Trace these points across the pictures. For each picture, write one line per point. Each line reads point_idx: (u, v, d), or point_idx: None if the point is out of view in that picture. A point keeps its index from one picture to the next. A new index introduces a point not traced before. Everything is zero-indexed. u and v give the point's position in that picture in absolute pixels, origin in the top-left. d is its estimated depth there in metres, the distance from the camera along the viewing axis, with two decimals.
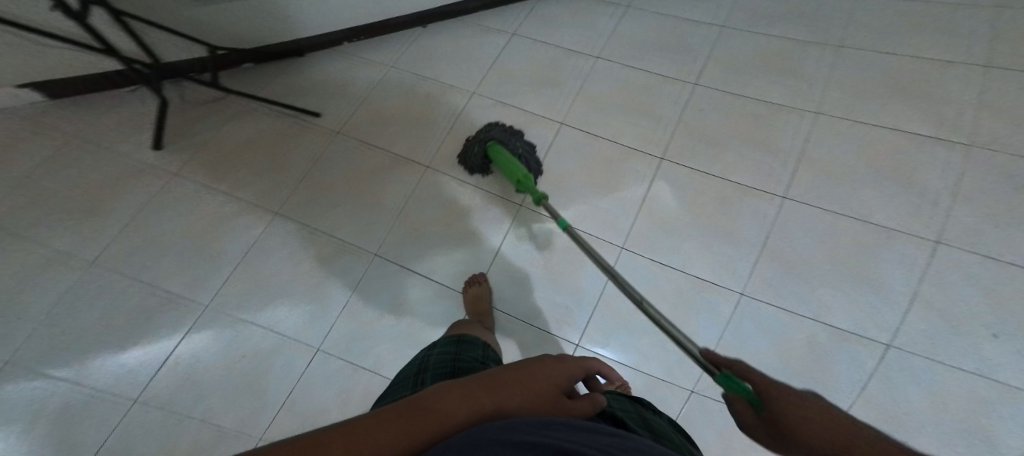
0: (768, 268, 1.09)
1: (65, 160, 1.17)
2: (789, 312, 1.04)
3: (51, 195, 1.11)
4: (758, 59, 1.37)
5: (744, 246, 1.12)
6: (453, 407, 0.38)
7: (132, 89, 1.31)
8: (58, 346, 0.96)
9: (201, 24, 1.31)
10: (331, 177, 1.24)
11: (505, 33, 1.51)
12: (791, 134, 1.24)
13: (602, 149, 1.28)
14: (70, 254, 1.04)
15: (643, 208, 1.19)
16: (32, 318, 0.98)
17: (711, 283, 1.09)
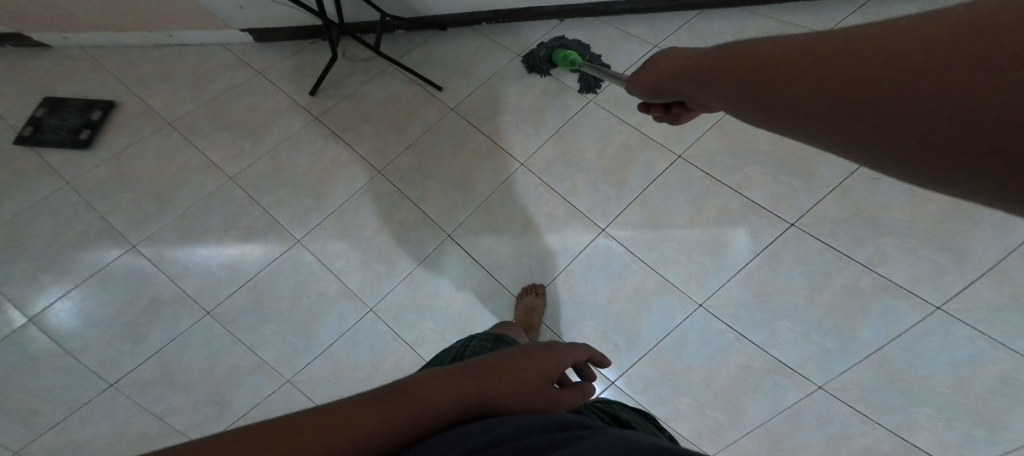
0: (867, 374, 0.90)
1: (245, 90, 1.39)
2: (865, 416, 0.88)
3: (222, 115, 1.33)
4: None
5: (852, 347, 0.92)
6: (427, 397, 0.39)
7: (313, 40, 1.51)
8: (178, 242, 1.14)
9: None
10: (436, 151, 1.28)
11: (649, 45, 1.39)
12: (996, 242, 0.91)
13: (720, 193, 1.10)
14: (217, 167, 1.24)
15: (741, 272, 1.02)
16: (168, 213, 1.17)
17: (787, 367, 0.94)
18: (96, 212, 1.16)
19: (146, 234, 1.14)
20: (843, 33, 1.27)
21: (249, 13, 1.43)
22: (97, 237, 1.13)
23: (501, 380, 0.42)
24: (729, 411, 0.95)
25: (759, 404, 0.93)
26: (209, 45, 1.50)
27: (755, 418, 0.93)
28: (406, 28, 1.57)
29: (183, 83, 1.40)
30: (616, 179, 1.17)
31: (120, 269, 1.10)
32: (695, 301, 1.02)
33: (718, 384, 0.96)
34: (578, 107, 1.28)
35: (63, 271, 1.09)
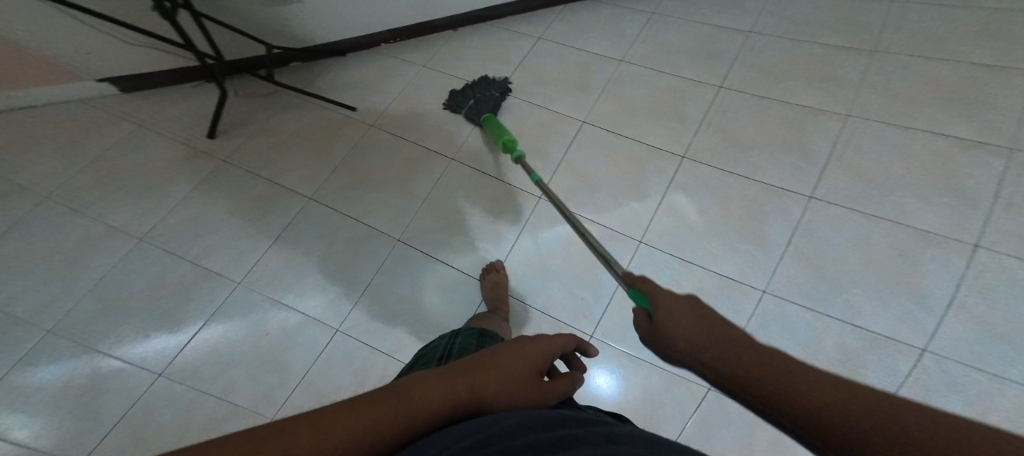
0: (794, 269, 1.05)
1: (134, 145, 1.29)
2: (815, 312, 1.00)
3: (112, 175, 1.22)
4: (783, 64, 1.36)
5: (771, 249, 1.08)
6: (425, 395, 0.38)
7: (194, 83, 1.45)
8: (104, 312, 1.03)
9: (259, 25, 1.43)
10: (366, 166, 1.32)
11: (534, 38, 1.54)
12: (819, 136, 1.21)
13: (627, 145, 1.27)
14: (123, 229, 1.14)
15: (664, 204, 1.17)
16: (82, 286, 1.05)
17: (736, 282, 1.06)
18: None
19: (60, 316, 1.01)
20: (672, 10, 1.54)
21: (105, 58, 1.30)
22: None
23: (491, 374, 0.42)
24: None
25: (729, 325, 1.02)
26: (72, 104, 1.35)
27: None
28: (301, 59, 1.58)
29: (49, 149, 1.24)
30: (540, 153, 1.29)
31: (36, 357, 0.96)
32: (635, 239, 1.13)
33: None
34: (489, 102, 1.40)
35: None
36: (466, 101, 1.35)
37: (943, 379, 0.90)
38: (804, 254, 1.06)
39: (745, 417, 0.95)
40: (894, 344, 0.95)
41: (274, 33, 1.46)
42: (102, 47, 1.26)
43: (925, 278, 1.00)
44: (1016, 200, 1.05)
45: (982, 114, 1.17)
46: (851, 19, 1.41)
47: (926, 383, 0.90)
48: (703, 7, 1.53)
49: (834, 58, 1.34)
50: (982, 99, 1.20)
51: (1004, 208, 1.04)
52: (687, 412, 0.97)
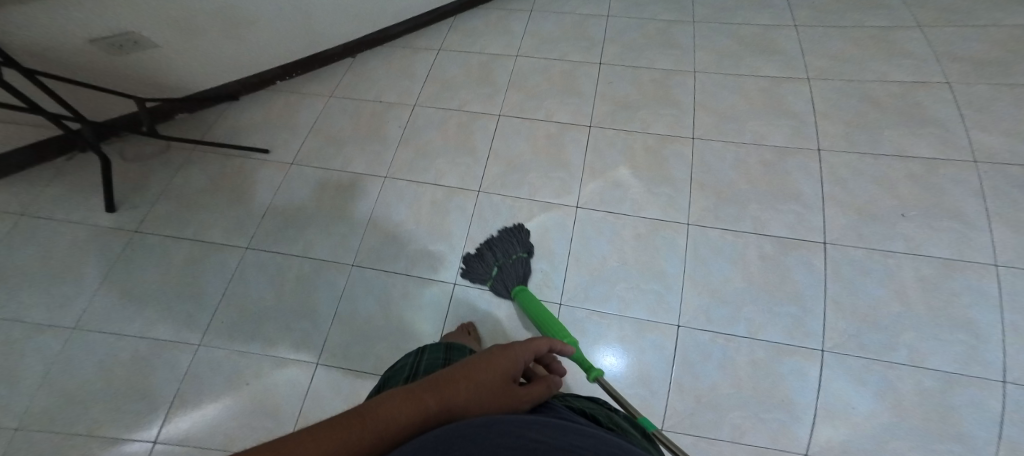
0: (704, 199, 1.28)
1: (23, 235, 1.20)
2: (733, 232, 1.23)
3: (17, 273, 1.14)
4: (645, 39, 1.61)
5: (681, 186, 1.30)
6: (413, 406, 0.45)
7: (68, 155, 1.34)
8: (58, 407, 0.98)
9: (128, 81, 1.35)
10: (298, 203, 1.32)
11: (434, 50, 1.64)
12: (687, 91, 1.48)
13: (541, 128, 1.43)
14: (51, 323, 1.08)
15: (586, 172, 1.34)
16: (23, 389, 1.00)
17: (663, 221, 1.26)
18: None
19: (20, 411, 0.97)
20: (547, 7, 1.74)
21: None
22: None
23: (460, 386, 0.50)
24: (655, 276, 1.18)
25: (669, 259, 1.20)
26: None
27: (674, 272, 1.18)
28: (189, 110, 1.51)
29: None
30: (466, 151, 1.40)
31: None
32: (573, 206, 1.29)
33: (630, 259, 1.21)
34: (406, 116, 1.48)
35: None
36: (488, 272, 1.16)
37: (851, 265, 1.15)
38: (705, 184, 1.30)
39: (718, 344, 1.08)
40: (800, 243, 1.20)
41: (148, 87, 1.38)
42: None
43: (795, 182, 1.28)
44: (829, 113, 1.39)
45: (795, 55, 1.53)
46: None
47: (838, 270, 1.15)
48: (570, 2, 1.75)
49: (681, 28, 1.63)
50: (788, 43, 1.55)
51: (822, 119, 1.38)
52: (669, 354, 1.08)
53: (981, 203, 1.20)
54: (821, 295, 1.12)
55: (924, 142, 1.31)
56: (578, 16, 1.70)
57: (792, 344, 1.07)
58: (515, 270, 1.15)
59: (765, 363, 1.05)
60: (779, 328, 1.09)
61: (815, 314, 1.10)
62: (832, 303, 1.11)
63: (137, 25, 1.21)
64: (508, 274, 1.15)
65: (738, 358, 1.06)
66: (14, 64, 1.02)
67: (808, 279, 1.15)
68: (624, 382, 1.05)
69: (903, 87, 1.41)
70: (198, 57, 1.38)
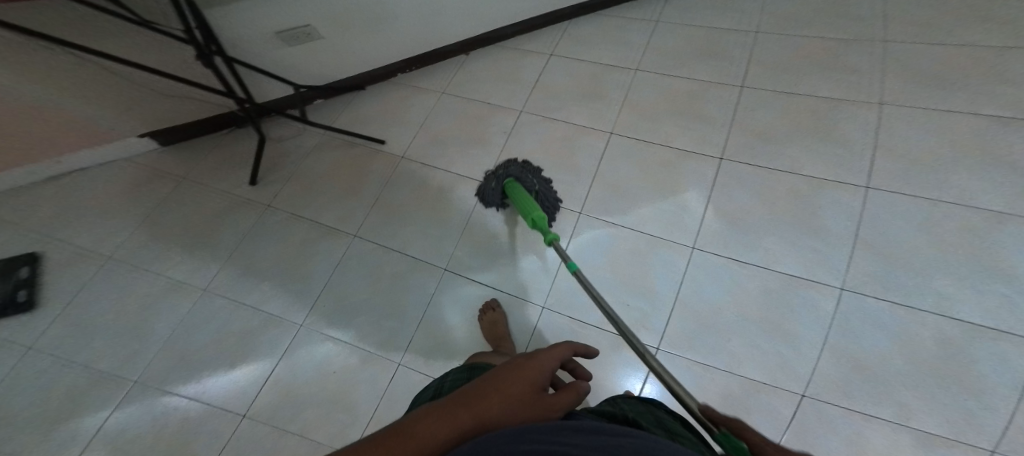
0: (867, 261, 1.03)
1: (180, 198, 1.38)
2: (905, 306, 0.97)
3: (171, 231, 1.31)
4: (800, 59, 1.36)
5: (833, 239, 1.07)
6: (432, 429, 0.42)
7: (227, 130, 1.52)
8: (178, 365, 1.11)
9: (293, 67, 1.47)
10: (401, 199, 1.35)
11: (545, 55, 1.57)
12: (859, 125, 1.21)
13: (656, 153, 1.28)
14: (186, 282, 1.22)
15: (709, 211, 1.16)
16: (156, 342, 1.14)
17: (807, 280, 1.03)
18: (86, 354, 1.12)
19: (141, 367, 1.10)
20: (676, 16, 1.56)
21: (143, 109, 1.36)
22: (87, 391, 1.07)
23: (490, 403, 0.47)
24: (783, 339, 0.98)
25: (805, 322, 0.99)
26: (115, 162, 1.44)
27: (810, 338, 0.97)
28: (323, 96, 1.62)
29: (113, 210, 1.35)
30: (569, 167, 1.30)
31: (124, 409, 1.06)
32: (687, 246, 1.13)
33: (752, 313, 1.02)
34: (510, 123, 1.43)
35: (69, 435, 1.02)
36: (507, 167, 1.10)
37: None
38: (872, 244, 1.05)
39: (851, 421, 0.88)
40: (1006, 337, 0.91)
41: (300, 74, 1.50)
42: (141, 103, 1.33)
43: (1014, 260, 0.98)
44: None
45: (1018, 92, 1.17)
46: (846, 11, 1.44)
47: None
48: (701, 12, 1.55)
49: (841, 49, 1.36)
50: (1007, 75, 1.20)
51: None
52: (782, 420, 0.90)
53: None
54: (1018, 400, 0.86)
55: None
56: (713, 29, 1.49)
57: (952, 437, 0.84)
58: (530, 181, 1.09)
59: (907, 450, 0.84)
60: (941, 416, 0.86)
61: (998, 416, 0.85)
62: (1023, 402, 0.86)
63: (308, 19, 1.31)
64: (523, 180, 1.09)
65: (872, 438, 0.86)
66: (222, 53, 1.14)
67: (999, 376, 0.88)
68: None
69: None
70: (338, 49, 1.47)
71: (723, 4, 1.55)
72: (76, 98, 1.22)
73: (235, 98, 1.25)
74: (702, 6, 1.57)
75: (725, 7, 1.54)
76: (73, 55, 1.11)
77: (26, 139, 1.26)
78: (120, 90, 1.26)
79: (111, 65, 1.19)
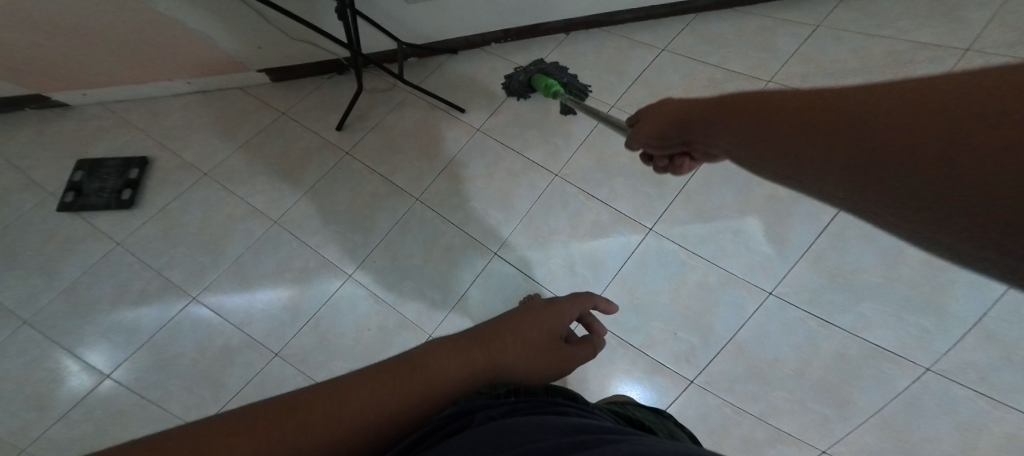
0: (978, 351, 0.89)
1: (275, 132, 1.47)
2: (993, 399, 0.86)
3: (261, 160, 1.41)
4: None
5: (949, 320, 0.92)
6: (446, 366, 0.47)
7: (330, 75, 1.59)
8: (238, 287, 1.20)
9: (401, 22, 1.48)
10: (472, 172, 1.33)
11: (657, 49, 1.42)
12: None
13: (765, 183, 1.13)
14: (262, 212, 1.31)
15: (808, 255, 1.03)
16: (225, 262, 1.24)
17: (887, 352, 0.93)
18: (166, 260, 1.25)
19: (207, 283, 1.21)
20: (838, 23, 1.33)
21: (267, 48, 1.46)
22: (162, 292, 1.20)
23: (506, 346, 0.51)
24: (836, 403, 0.93)
25: (868, 393, 0.92)
26: (229, 89, 1.57)
27: (868, 406, 0.91)
28: (418, 55, 1.62)
29: (216, 132, 1.47)
30: (654, 179, 1.20)
31: (184, 318, 1.17)
32: (765, 290, 1.03)
33: (814, 374, 0.95)
34: (600, 117, 1.33)
35: (136, 329, 1.15)
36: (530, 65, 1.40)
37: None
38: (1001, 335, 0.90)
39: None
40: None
41: (407, 31, 1.52)
42: (266, 41, 1.43)
43: None
44: None
45: None
46: None
47: None
48: (874, 23, 1.30)
49: None
50: None
51: None
52: None
53: None
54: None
55: None
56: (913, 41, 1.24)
57: None
58: (550, 71, 1.34)
59: None
60: None
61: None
62: None
63: None
64: (545, 68, 1.34)
65: None
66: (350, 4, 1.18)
67: None
68: None
69: None
70: (446, 9, 1.46)
71: (902, 17, 1.29)
72: (216, 26, 1.34)
73: (350, 48, 1.30)
74: (882, 15, 1.31)
75: (922, 20, 1.27)
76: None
77: (163, 55, 1.41)
78: (248, 25, 1.36)
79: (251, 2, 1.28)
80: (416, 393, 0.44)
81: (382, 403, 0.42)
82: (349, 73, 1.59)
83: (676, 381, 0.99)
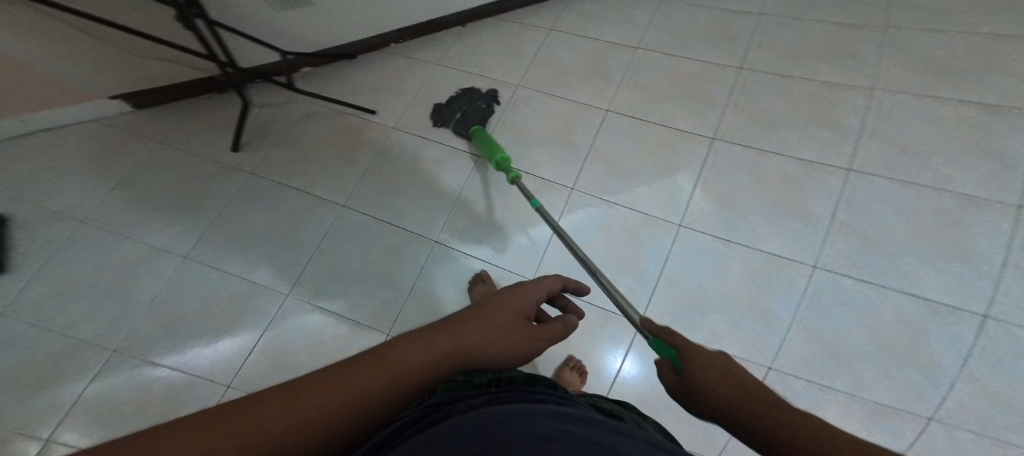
0: (843, 243, 1.09)
1: (161, 162, 1.32)
2: (871, 285, 1.04)
3: (151, 194, 1.27)
4: (810, 43, 1.37)
5: (815, 223, 1.12)
6: (414, 351, 0.46)
7: (209, 95, 1.46)
8: (162, 331, 1.09)
9: (277, 30, 1.39)
10: (397, 169, 1.33)
11: (546, 30, 1.53)
12: (849, 112, 1.25)
13: (658, 132, 1.29)
14: (166, 249, 1.19)
15: (700, 185, 1.21)
16: (138, 308, 1.11)
17: (784, 259, 1.09)
18: (62, 322, 1.08)
19: (122, 334, 1.08)
20: None
21: (115, 72, 1.28)
22: (67, 357, 1.05)
23: (470, 328, 0.51)
24: (758, 316, 1.05)
25: (780, 301, 1.05)
26: (89, 123, 1.37)
27: (783, 314, 1.04)
28: (312, 65, 1.57)
29: (87, 172, 1.28)
30: (567, 144, 1.30)
31: (107, 375, 1.04)
32: (676, 223, 1.17)
33: (733, 293, 1.08)
34: (509, 98, 1.40)
35: (47, 403, 1.00)
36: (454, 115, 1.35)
37: (1012, 343, 0.95)
38: (850, 224, 1.11)
39: (812, 393, 0.96)
40: (953, 312, 0.99)
41: (286, 40, 1.43)
42: (113, 65, 1.25)
43: (975, 241, 1.05)
44: None
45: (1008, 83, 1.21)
46: None
47: (995, 349, 0.95)
48: None
49: (849, 33, 1.37)
50: (1006, 68, 1.23)
51: None
52: None
53: None
54: (958, 367, 0.94)
55: None
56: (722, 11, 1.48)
57: (901, 411, 0.93)
58: (475, 116, 1.33)
59: (859, 424, 0.93)
60: (890, 389, 0.95)
61: (937, 383, 0.94)
62: (969, 380, 0.93)
63: None
64: (468, 119, 1.32)
65: (832, 416, 0.94)
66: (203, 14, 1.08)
67: (951, 353, 0.96)
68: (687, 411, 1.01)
69: None
70: (329, 16, 1.40)
71: None
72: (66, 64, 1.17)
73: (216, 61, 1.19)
74: None
75: None
76: (45, 13, 1.03)
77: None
78: (93, 51, 1.18)
79: (85, 25, 1.10)
80: (386, 380, 0.43)
81: (352, 391, 0.41)
82: (230, 91, 1.47)
83: (625, 323, 1.11)
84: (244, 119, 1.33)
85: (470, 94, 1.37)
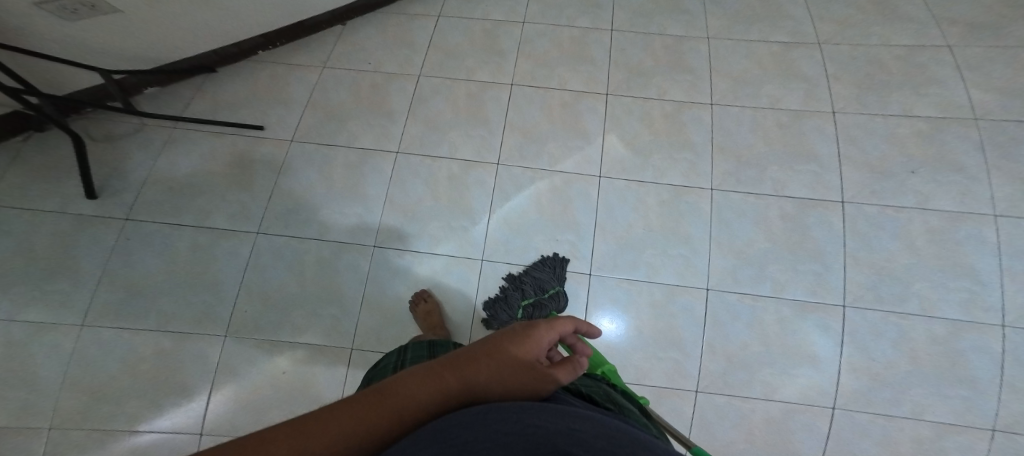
0: (726, 164, 1.33)
1: (13, 226, 1.13)
2: (756, 195, 1.28)
3: (14, 264, 1.10)
4: (653, 4, 1.59)
5: (702, 151, 1.34)
6: (417, 391, 0.39)
7: (23, 135, 1.23)
8: (89, 405, 0.99)
9: (89, 48, 1.20)
10: (308, 180, 1.25)
11: (432, 16, 1.54)
12: (698, 56, 1.50)
13: (556, 97, 1.41)
14: (55, 322, 1.05)
15: (603, 136, 1.35)
16: (47, 388, 0.99)
17: (685, 187, 1.29)
18: None
19: (48, 412, 0.97)
20: None
21: None
22: None
23: (482, 363, 0.42)
24: (682, 241, 1.23)
25: (694, 224, 1.25)
26: None
27: (700, 235, 1.24)
28: (158, 84, 1.38)
29: None
30: (480, 122, 1.36)
31: None
32: (595, 175, 1.30)
33: (654, 224, 1.24)
34: (411, 89, 1.40)
35: None
36: (515, 315, 1.09)
37: (866, 221, 1.25)
38: (725, 147, 1.35)
39: (746, 305, 1.16)
40: (819, 202, 1.28)
41: (108, 58, 1.25)
42: None
43: (810, 142, 1.36)
44: (839, 74, 1.46)
45: (802, 19, 1.56)
46: None
47: (855, 226, 1.25)
48: None
49: None
50: (791, 9, 1.58)
51: (834, 81, 1.44)
52: (699, 315, 1.15)
53: (981, 156, 1.31)
54: (840, 251, 1.22)
55: (928, 102, 1.40)
56: None
57: (815, 300, 1.17)
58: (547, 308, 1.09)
59: (789, 321, 1.15)
60: (803, 285, 1.18)
61: (833, 269, 1.20)
62: (851, 258, 1.21)
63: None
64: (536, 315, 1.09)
65: (765, 316, 1.15)
66: None
67: (828, 237, 1.23)
68: (656, 344, 1.13)
69: (907, 51, 1.48)
70: (159, 26, 1.23)
71: None
72: None
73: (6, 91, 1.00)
74: None
75: None
76: None
77: None
78: None
79: None
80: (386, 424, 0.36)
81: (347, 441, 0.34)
82: (50, 128, 1.24)
83: (576, 276, 1.19)
84: (86, 160, 1.13)
85: (534, 279, 1.13)
